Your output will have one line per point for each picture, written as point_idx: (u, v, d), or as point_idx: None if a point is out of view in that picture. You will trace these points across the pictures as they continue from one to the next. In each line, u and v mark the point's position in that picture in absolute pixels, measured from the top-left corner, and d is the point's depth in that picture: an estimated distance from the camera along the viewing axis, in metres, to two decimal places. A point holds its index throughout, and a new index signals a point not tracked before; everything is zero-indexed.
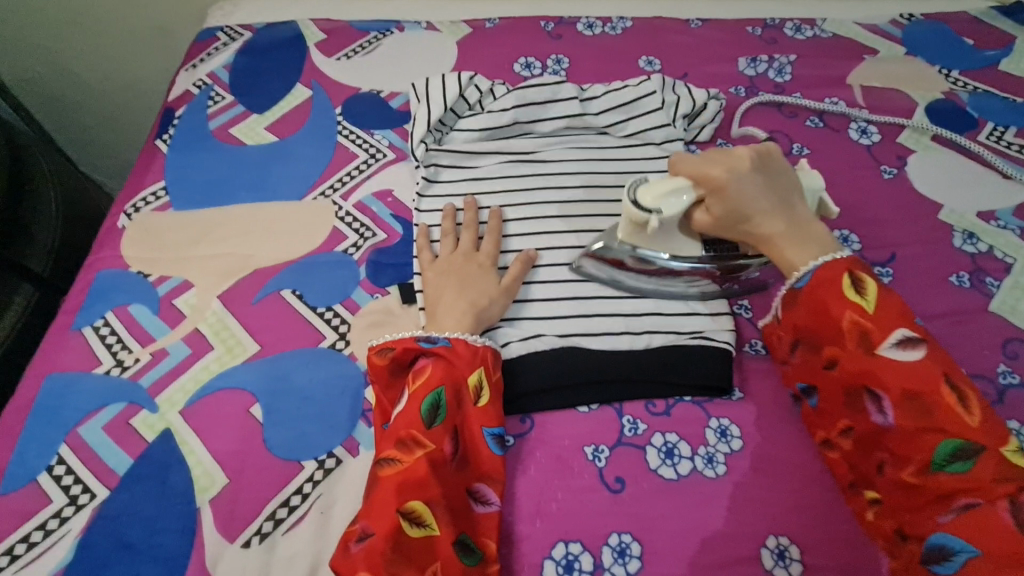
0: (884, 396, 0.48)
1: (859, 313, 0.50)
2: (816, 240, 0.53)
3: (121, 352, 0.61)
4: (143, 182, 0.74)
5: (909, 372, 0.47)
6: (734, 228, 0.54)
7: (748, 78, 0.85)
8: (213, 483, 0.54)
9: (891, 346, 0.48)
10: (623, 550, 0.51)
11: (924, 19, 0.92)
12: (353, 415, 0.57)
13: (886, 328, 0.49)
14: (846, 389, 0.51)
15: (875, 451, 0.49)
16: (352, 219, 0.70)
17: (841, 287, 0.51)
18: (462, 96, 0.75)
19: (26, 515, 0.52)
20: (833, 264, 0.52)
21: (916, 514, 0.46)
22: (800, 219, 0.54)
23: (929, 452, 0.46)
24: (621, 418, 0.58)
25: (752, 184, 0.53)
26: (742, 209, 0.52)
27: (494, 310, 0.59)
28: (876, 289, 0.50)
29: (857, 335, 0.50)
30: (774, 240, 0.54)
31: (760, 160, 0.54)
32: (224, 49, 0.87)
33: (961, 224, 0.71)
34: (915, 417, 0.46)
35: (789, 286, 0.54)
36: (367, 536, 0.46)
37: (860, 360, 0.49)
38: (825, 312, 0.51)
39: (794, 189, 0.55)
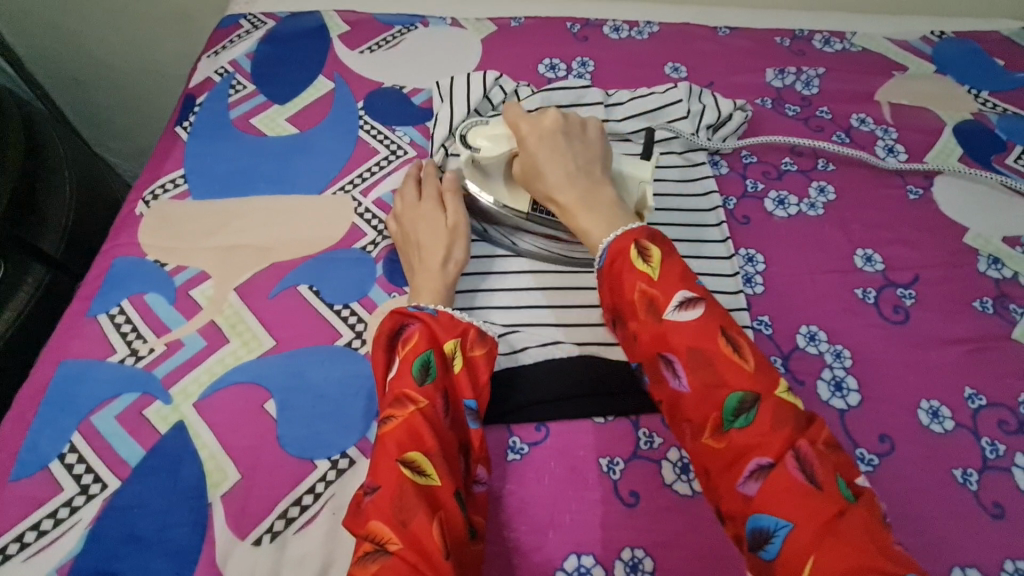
0: (675, 360, 0.47)
1: (646, 281, 0.49)
2: (604, 206, 0.56)
3: (135, 341, 0.61)
4: (161, 169, 0.74)
5: (691, 331, 0.47)
6: (536, 186, 0.59)
7: (775, 89, 0.84)
8: (225, 478, 0.53)
9: (674, 309, 0.48)
10: (635, 564, 0.51)
11: (955, 37, 0.91)
12: (366, 415, 0.57)
13: (667, 290, 0.49)
14: (645, 359, 0.50)
15: (677, 423, 0.48)
16: (372, 216, 0.70)
17: (629, 257, 0.51)
18: (487, 97, 0.75)
19: (37, 502, 0.52)
20: (624, 236, 0.52)
21: (722, 488, 0.45)
22: (592, 190, 0.57)
23: (719, 410, 0.45)
24: (637, 431, 0.57)
25: (552, 146, 0.58)
26: (539, 166, 0.58)
27: (458, 255, 0.62)
28: (660, 254, 0.50)
29: (645, 304, 0.49)
30: (565, 205, 0.57)
31: (571, 129, 0.60)
32: (247, 37, 0.86)
33: (986, 249, 0.70)
34: (703, 380, 0.46)
35: (595, 268, 0.54)
36: (373, 491, 0.45)
37: (653, 328, 0.49)
38: (620, 285, 0.51)
39: (601, 161, 0.59)
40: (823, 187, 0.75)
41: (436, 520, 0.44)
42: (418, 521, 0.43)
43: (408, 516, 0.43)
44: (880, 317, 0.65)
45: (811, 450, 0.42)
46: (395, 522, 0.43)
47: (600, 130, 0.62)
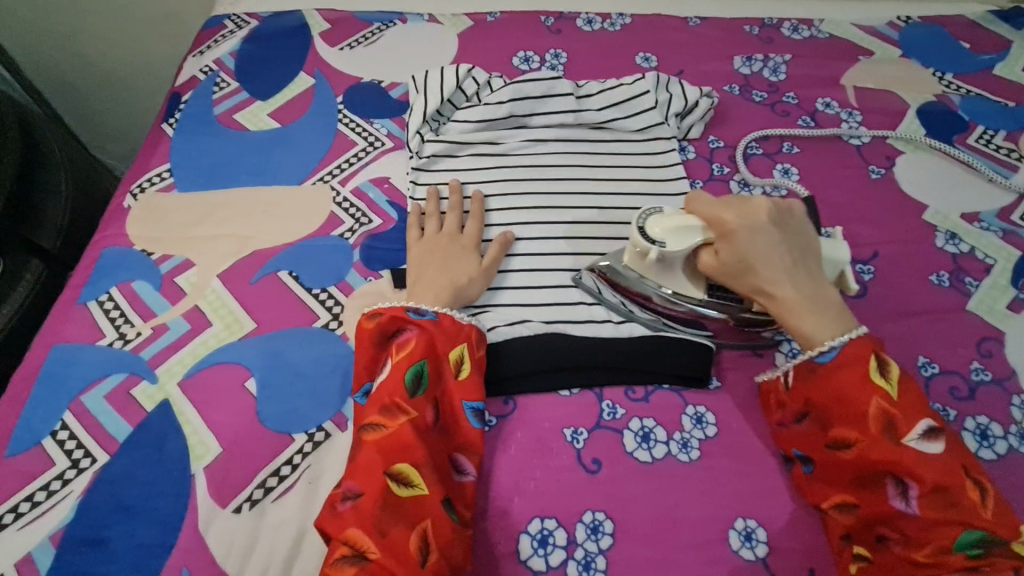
0: (909, 482, 0.47)
1: (886, 399, 0.49)
2: (824, 307, 0.52)
3: (124, 325, 0.64)
4: (148, 164, 0.77)
5: (932, 462, 0.47)
6: (742, 280, 0.53)
7: (743, 76, 0.86)
8: (208, 451, 0.56)
9: (917, 437, 0.47)
10: (596, 526, 0.54)
11: (921, 22, 0.93)
12: (343, 391, 0.60)
13: (909, 415, 0.48)
14: (864, 472, 0.49)
15: (883, 529, 0.49)
16: (349, 205, 0.73)
17: (868, 370, 0.50)
18: (459, 88, 0.77)
19: (31, 475, 0.55)
20: (856, 343, 0.51)
21: None
22: (810, 287, 0.53)
23: (949, 538, 0.45)
24: (600, 403, 0.60)
25: (768, 238, 0.52)
26: (753, 259, 0.52)
27: (472, 292, 0.62)
28: (899, 375, 0.50)
29: (882, 423, 0.48)
30: (783, 301, 0.52)
31: (781, 218, 0.54)
32: (231, 36, 0.89)
33: (944, 225, 0.72)
34: (940, 508, 0.46)
35: (811, 360, 0.53)
36: (353, 496, 0.47)
37: (886, 449, 0.48)
38: (850, 397, 0.50)
39: (815, 251, 0.54)
40: (787, 169, 0.77)
41: (418, 528, 0.47)
42: (397, 532, 0.46)
43: (387, 527, 0.46)
44: None
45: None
46: (375, 530, 0.45)
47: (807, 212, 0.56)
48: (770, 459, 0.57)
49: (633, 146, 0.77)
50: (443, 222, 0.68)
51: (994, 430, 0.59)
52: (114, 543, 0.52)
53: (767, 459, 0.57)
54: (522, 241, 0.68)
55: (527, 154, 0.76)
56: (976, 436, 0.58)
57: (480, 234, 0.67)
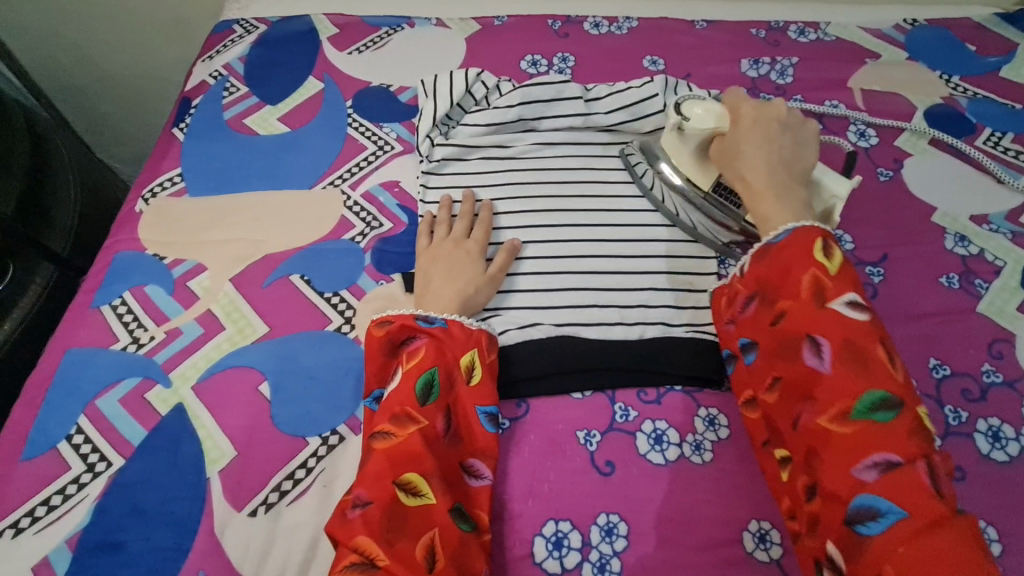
0: (826, 344, 0.47)
1: (822, 271, 0.49)
2: (793, 202, 0.56)
3: (137, 329, 0.64)
4: (159, 168, 0.77)
5: (854, 329, 0.47)
6: (730, 163, 0.61)
7: (751, 79, 0.87)
8: (222, 455, 0.56)
9: (843, 304, 0.48)
10: (610, 529, 0.54)
11: (927, 24, 0.93)
12: (356, 393, 0.60)
13: (840, 284, 0.48)
14: (786, 338, 0.49)
15: (799, 401, 0.48)
16: (360, 208, 0.73)
17: (810, 247, 0.50)
18: (469, 92, 0.78)
19: (47, 480, 0.55)
20: (807, 230, 0.51)
21: (827, 461, 0.45)
22: (784, 179, 0.57)
23: (854, 401, 0.45)
24: (613, 405, 0.60)
25: (768, 130, 0.60)
26: (745, 141, 0.59)
27: (479, 300, 0.62)
28: (842, 256, 0.50)
29: (813, 291, 0.49)
30: (755, 184, 0.57)
31: (791, 122, 0.61)
32: (240, 41, 0.89)
33: (953, 227, 0.73)
34: (854, 374, 0.45)
35: (764, 242, 0.53)
36: (363, 503, 0.47)
37: (813, 315, 0.48)
38: (787, 265, 0.51)
39: (806, 163, 0.59)
40: None
41: (425, 538, 0.46)
42: (405, 542, 0.45)
43: (395, 537, 0.45)
44: None
45: (939, 464, 0.43)
46: (383, 539, 0.45)
47: (819, 135, 0.62)
48: None
49: None
50: (451, 228, 0.68)
51: (1006, 431, 0.59)
52: (131, 546, 0.52)
53: None
54: (532, 245, 0.68)
55: (537, 157, 0.76)
56: (988, 437, 0.59)
57: (486, 241, 0.67)
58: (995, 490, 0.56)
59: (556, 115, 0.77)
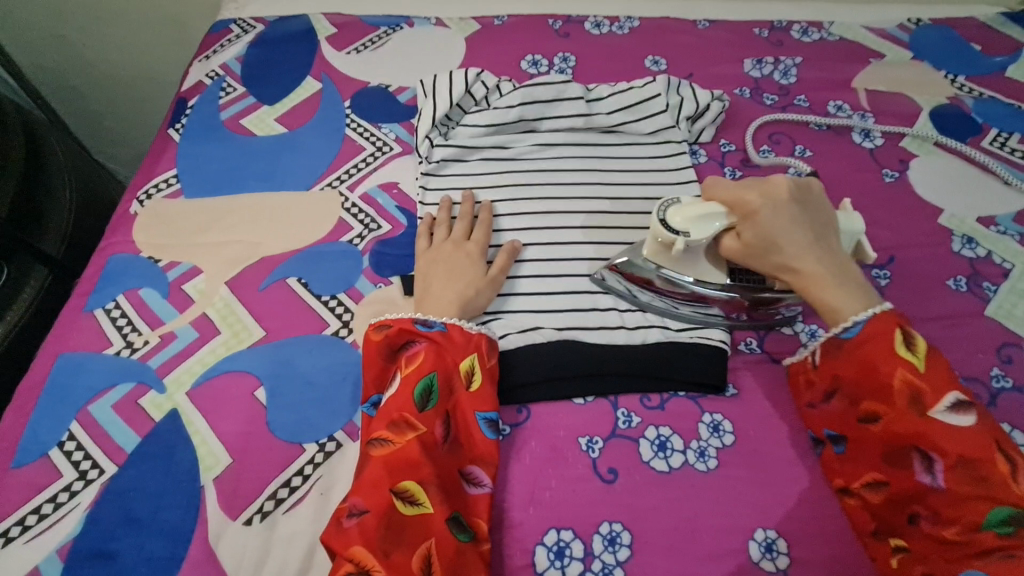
0: (936, 457, 0.45)
1: (912, 371, 0.47)
2: (852, 282, 0.51)
3: (131, 334, 0.63)
4: (155, 170, 0.76)
5: (960, 436, 0.45)
6: (767, 259, 0.52)
7: (754, 79, 0.86)
8: (217, 462, 0.55)
9: (943, 410, 0.46)
10: (613, 538, 0.53)
11: (932, 24, 0.92)
12: (354, 399, 0.59)
13: (936, 387, 0.46)
14: (889, 448, 0.48)
15: (911, 507, 0.47)
16: (358, 210, 0.72)
17: (894, 344, 0.48)
18: (469, 92, 0.76)
19: (37, 488, 0.54)
20: (882, 316, 0.49)
21: (955, 571, 0.44)
22: (834, 260, 0.51)
23: (978, 514, 0.43)
24: (615, 411, 0.59)
25: (789, 214, 0.51)
26: (776, 236, 0.50)
27: (481, 303, 0.61)
28: (926, 347, 0.48)
29: (907, 396, 0.47)
30: (809, 279, 0.51)
31: (802, 192, 0.52)
32: (237, 41, 0.88)
33: (960, 229, 0.72)
34: (969, 484, 0.44)
35: (835, 336, 0.51)
36: (359, 512, 0.46)
37: (911, 422, 0.46)
38: (873, 368, 0.49)
39: (832, 227, 0.53)
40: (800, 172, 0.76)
41: (422, 548, 0.46)
42: (400, 553, 0.45)
43: (391, 548, 0.44)
44: None
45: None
46: (379, 549, 0.44)
47: (824, 187, 0.55)
48: (788, 468, 0.56)
49: (645, 150, 0.76)
50: (451, 229, 0.67)
51: (1017, 437, 0.58)
52: (123, 556, 0.51)
53: (786, 468, 0.56)
54: (533, 248, 0.67)
55: (538, 158, 0.75)
56: None
57: (486, 242, 0.66)
58: None
59: (558, 115, 0.76)
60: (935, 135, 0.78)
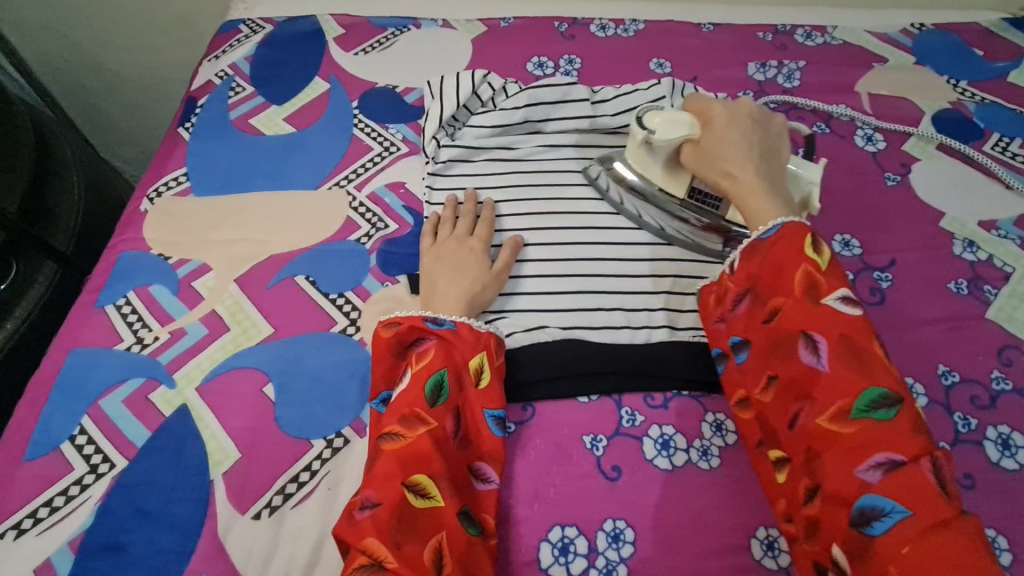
0: (822, 341, 0.48)
1: (813, 267, 0.50)
2: (779, 197, 0.56)
3: (141, 330, 0.64)
4: (164, 168, 0.77)
5: (849, 325, 0.48)
6: (713, 163, 0.59)
7: (758, 82, 0.86)
8: (227, 457, 0.56)
9: (837, 300, 0.49)
10: (617, 535, 0.53)
11: (935, 29, 0.93)
12: (361, 396, 0.60)
13: (832, 281, 0.50)
14: (782, 336, 0.50)
15: (796, 401, 0.49)
16: (365, 210, 0.73)
17: (801, 243, 0.51)
18: (475, 94, 0.77)
19: (49, 481, 0.55)
20: (790, 226, 0.53)
21: (830, 462, 0.45)
22: (770, 176, 0.57)
23: (854, 400, 0.46)
24: (620, 410, 0.60)
25: (743, 131, 0.59)
26: (724, 144, 0.58)
27: (486, 296, 0.62)
28: (830, 252, 0.51)
29: (806, 286, 0.50)
30: (743, 186, 0.57)
31: (760, 117, 0.61)
32: (246, 41, 0.89)
33: (962, 232, 0.72)
34: (852, 370, 0.46)
35: (755, 238, 0.55)
36: (372, 505, 0.46)
37: (805, 311, 0.49)
38: (778, 262, 0.52)
39: (781, 156, 0.60)
40: None
41: (433, 541, 0.46)
42: (412, 546, 0.45)
43: (403, 540, 0.45)
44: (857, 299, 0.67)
45: (945, 465, 0.43)
46: (392, 541, 0.44)
47: (786, 126, 0.63)
48: None
49: None
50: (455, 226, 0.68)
51: (1016, 439, 0.58)
52: (134, 549, 0.52)
53: None
54: (538, 248, 0.68)
55: (543, 159, 0.76)
56: (998, 445, 0.58)
57: (490, 238, 0.67)
58: (1006, 499, 0.55)
59: (563, 116, 0.77)
60: (939, 136, 0.79)
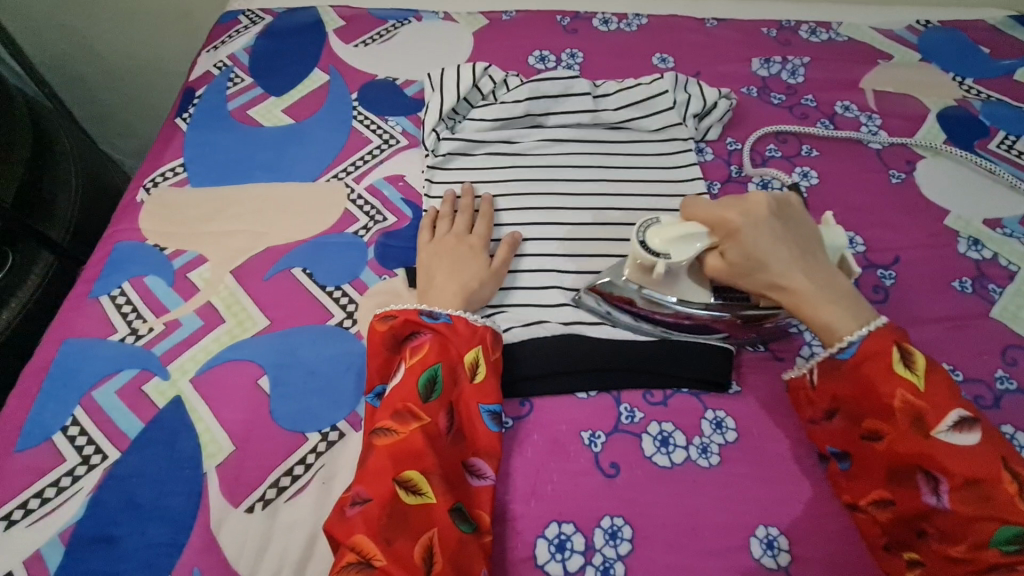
0: (939, 476, 0.45)
1: (912, 391, 0.47)
2: (844, 298, 0.51)
3: (136, 321, 0.63)
4: (161, 158, 0.76)
5: (966, 455, 0.44)
6: (755, 277, 0.52)
7: (761, 78, 0.86)
8: (220, 450, 0.55)
9: (947, 429, 0.45)
10: (614, 532, 0.53)
11: (941, 26, 0.92)
12: (357, 390, 0.59)
13: (936, 403, 0.46)
14: (892, 465, 0.48)
15: (918, 524, 0.47)
16: (364, 202, 0.72)
17: (890, 362, 0.48)
18: (476, 86, 0.76)
19: (40, 472, 0.54)
20: (877, 334, 0.49)
21: None
22: (821, 272, 0.51)
23: (984, 532, 0.43)
24: (618, 406, 0.59)
25: (772, 232, 0.52)
26: (761, 255, 0.51)
27: (484, 294, 0.61)
28: (926, 362, 0.48)
29: (909, 415, 0.47)
30: (801, 297, 0.51)
31: (779, 206, 0.54)
32: (245, 32, 0.88)
33: (967, 231, 0.71)
34: (974, 501, 0.43)
35: (829, 355, 0.51)
36: (363, 501, 0.46)
37: (911, 438, 0.46)
38: (871, 388, 0.48)
39: (817, 240, 0.53)
40: (806, 172, 0.76)
41: (424, 538, 0.45)
42: (403, 543, 0.44)
43: (393, 536, 0.44)
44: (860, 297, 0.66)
45: None
46: (381, 537, 0.44)
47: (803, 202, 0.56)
48: (792, 466, 0.56)
49: (651, 146, 0.76)
50: (453, 222, 0.67)
51: (1020, 439, 0.58)
52: (125, 541, 0.51)
53: (790, 466, 0.56)
54: (537, 242, 0.67)
55: (544, 153, 0.75)
56: None
57: (489, 235, 0.66)
58: None
59: (564, 111, 0.76)
60: (945, 148, 0.77)
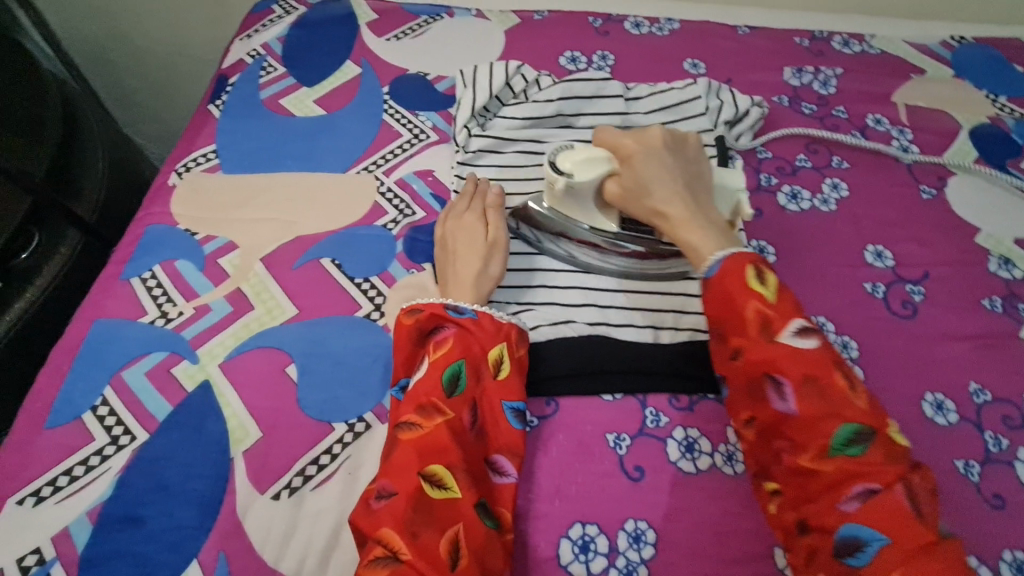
0: (785, 383, 0.46)
1: (762, 302, 0.48)
2: (712, 223, 0.55)
3: (165, 304, 0.63)
4: (193, 144, 0.77)
5: (809, 361, 0.46)
6: (640, 199, 0.57)
7: (793, 88, 0.85)
8: (247, 435, 0.56)
9: (790, 334, 0.47)
10: (638, 536, 0.53)
11: (975, 42, 0.92)
12: (383, 382, 0.59)
13: (784, 314, 0.48)
14: (745, 379, 0.48)
15: (775, 441, 0.47)
16: (393, 195, 0.72)
17: (745, 279, 0.49)
18: (508, 84, 0.77)
19: (70, 450, 0.55)
20: (737, 257, 0.50)
21: (812, 505, 0.45)
22: (703, 203, 0.56)
23: (829, 439, 0.44)
24: (644, 410, 0.59)
25: (659, 161, 0.57)
26: (647, 179, 0.56)
27: (494, 271, 0.61)
28: (776, 279, 0.49)
29: (759, 324, 0.48)
30: (675, 220, 0.55)
31: (674, 144, 0.60)
32: (279, 22, 0.89)
33: (997, 249, 0.71)
34: (817, 406, 0.45)
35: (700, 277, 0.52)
36: (388, 495, 0.46)
37: (765, 349, 0.47)
38: (729, 301, 0.49)
39: (704, 177, 0.59)
40: (836, 184, 0.76)
41: (449, 532, 0.45)
42: (429, 536, 0.44)
43: (419, 529, 0.44)
44: (889, 311, 0.66)
45: (919, 486, 0.43)
46: (407, 530, 0.44)
47: (700, 142, 0.62)
48: None
49: None
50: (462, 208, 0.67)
51: None
52: (152, 522, 0.52)
53: None
54: None
55: None
56: None
57: (492, 214, 0.66)
58: None
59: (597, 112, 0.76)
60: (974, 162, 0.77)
